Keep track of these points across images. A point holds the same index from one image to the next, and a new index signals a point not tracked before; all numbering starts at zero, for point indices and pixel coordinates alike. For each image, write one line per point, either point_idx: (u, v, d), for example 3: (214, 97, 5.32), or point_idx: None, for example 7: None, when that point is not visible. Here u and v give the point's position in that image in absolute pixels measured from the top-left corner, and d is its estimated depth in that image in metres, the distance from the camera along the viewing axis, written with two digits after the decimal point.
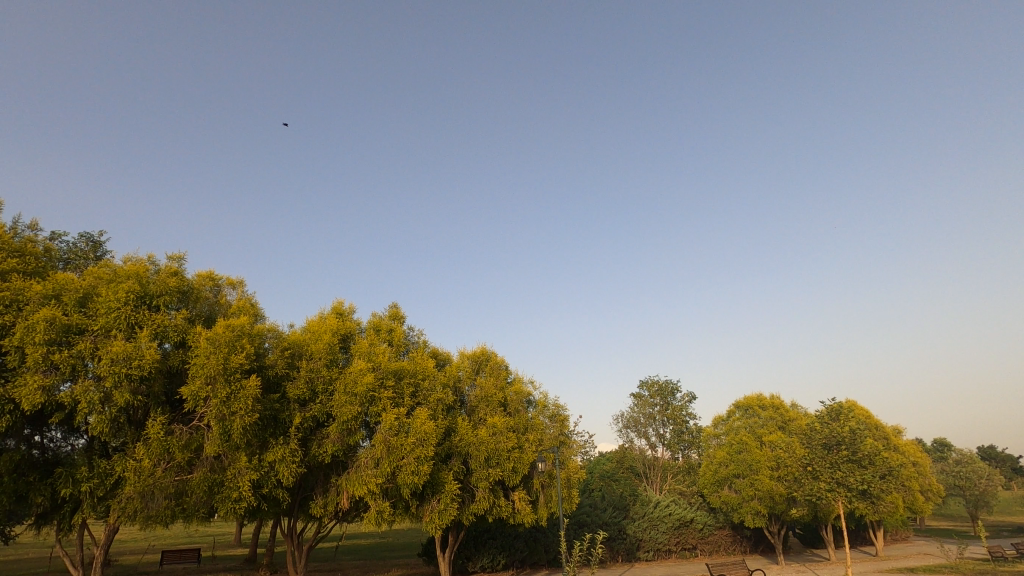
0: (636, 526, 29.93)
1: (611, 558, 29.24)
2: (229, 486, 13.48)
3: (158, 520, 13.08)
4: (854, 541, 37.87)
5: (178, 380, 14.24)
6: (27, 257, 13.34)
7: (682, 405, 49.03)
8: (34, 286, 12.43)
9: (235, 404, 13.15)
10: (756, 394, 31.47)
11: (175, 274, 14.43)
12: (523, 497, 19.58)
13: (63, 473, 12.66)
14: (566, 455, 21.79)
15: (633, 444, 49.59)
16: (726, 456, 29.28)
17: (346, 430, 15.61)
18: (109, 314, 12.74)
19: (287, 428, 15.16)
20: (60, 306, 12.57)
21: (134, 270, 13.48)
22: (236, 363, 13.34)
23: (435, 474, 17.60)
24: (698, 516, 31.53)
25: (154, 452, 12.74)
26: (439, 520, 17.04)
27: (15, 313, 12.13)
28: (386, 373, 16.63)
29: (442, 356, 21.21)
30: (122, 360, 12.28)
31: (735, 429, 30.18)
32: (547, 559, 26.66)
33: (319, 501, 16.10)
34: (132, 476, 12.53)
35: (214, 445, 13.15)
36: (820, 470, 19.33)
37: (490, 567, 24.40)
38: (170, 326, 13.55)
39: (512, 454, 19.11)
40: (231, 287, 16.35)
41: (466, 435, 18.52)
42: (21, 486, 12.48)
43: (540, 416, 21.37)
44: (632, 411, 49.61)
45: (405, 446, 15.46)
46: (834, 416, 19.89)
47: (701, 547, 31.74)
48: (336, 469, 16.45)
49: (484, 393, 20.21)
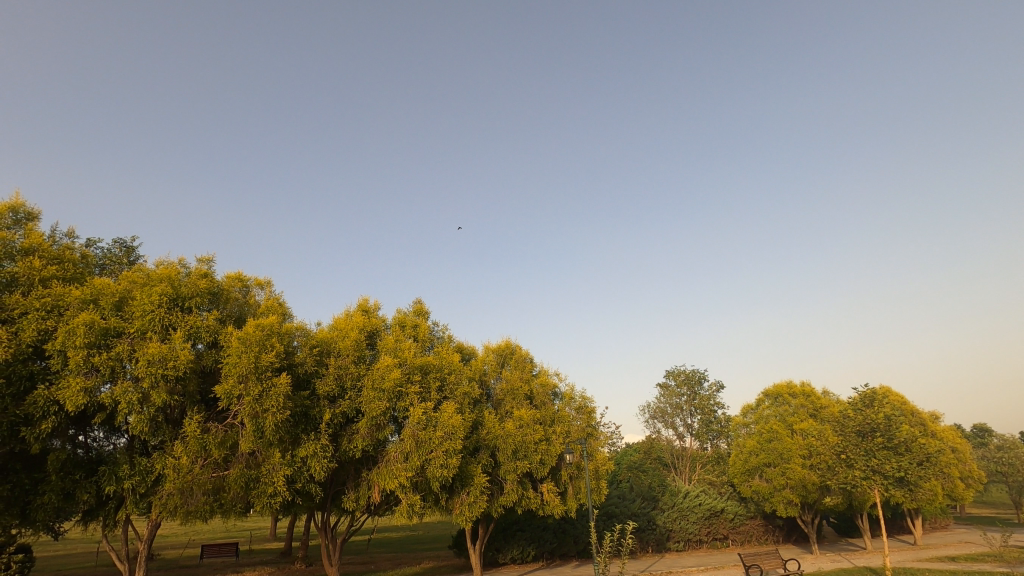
0: (665, 517, 29.84)
1: (641, 549, 29.17)
2: (264, 482, 13.79)
3: (197, 515, 13.39)
4: (892, 531, 37.03)
5: (212, 380, 14.61)
6: (65, 263, 13.69)
7: (709, 394, 48.42)
8: (73, 292, 12.84)
9: (267, 401, 13.45)
10: (786, 381, 30.91)
11: (205, 276, 14.76)
12: (552, 489, 19.62)
13: (106, 471, 13.11)
14: (593, 446, 21.75)
15: (660, 434, 49.37)
16: (756, 445, 28.87)
17: (375, 425, 15.84)
18: (144, 316, 13.13)
19: (318, 424, 15.45)
20: (98, 310, 13.00)
21: (166, 273, 13.84)
22: (267, 362, 13.62)
23: (464, 467, 17.74)
24: (728, 506, 31.16)
25: (192, 450, 13.08)
26: (469, 512, 17.19)
27: (57, 317, 12.62)
28: (412, 368, 16.78)
29: (467, 350, 21.36)
30: (158, 361, 12.64)
31: (765, 417, 29.76)
32: (577, 550, 26.70)
33: (351, 495, 16.36)
34: (171, 473, 12.90)
35: (248, 441, 13.46)
36: (854, 458, 18.92)
37: (520, 558, 24.64)
38: (202, 327, 13.92)
39: (539, 446, 19.16)
40: (260, 287, 16.63)
41: (493, 428, 18.66)
42: (68, 484, 12.96)
43: (567, 408, 21.33)
44: (658, 402, 49.39)
45: (433, 440, 15.64)
46: (868, 402, 19.37)
47: (732, 537, 31.47)
48: (366, 464, 16.70)
49: (509, 385, 20.29)
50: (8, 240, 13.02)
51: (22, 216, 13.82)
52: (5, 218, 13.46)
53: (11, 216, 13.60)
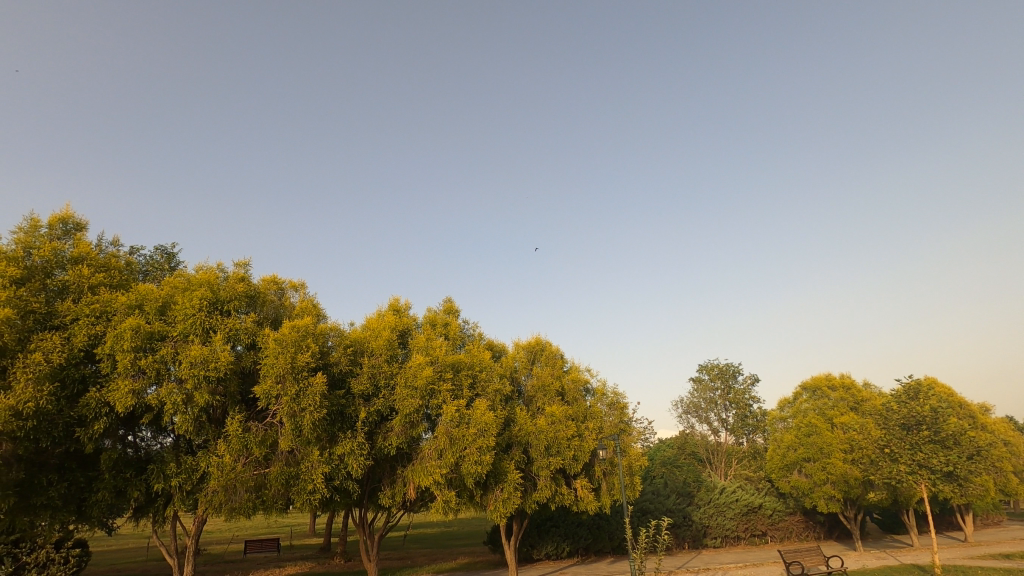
0: (701, 513, 29.50)
1: (677, 545, 28.92)
2: (304, 479, 14.15)
3: (241, 512, 13.79)
4: (941, 527, 35.70)
5: (251, 380, 15.03)
6: (112, 271, 14.27)
7: (745, 388, 47.47)
8: (119, 298, 13.37)
9: (304, 400, 13.79)
10: (824, 374, 30.08)
11: (242, 280, 15.18)
12: (585, 485, 19.56)
13: (155, 469, 13.64)
14: (626, 442, 21.61)
15: (694, 429, 48.78)
16: (794, 439, 28.21)
17: (409, 422, 16.09)
18: (186, 320, 13.60)
19: (354, 422, 15.74)
20: (143, 315, 13.50)
21: (205, 278, 14.27)
22: (303, 362, 13.95)
23: (497, 464, 17.86)
24: (766, 501, 30.57)
25: (234, 449, 13.51)
26: (503, 509, 17.24)
27: (105, 322, 13.18)
28: (444, 365, 16.93)
29: (498, 348, 21.44)
30: (200, 363, 13.08)
31: (803, 411, 29.09)
32: (612, 546, 26.63)
33: (387, 492, 16.63)
34: (216, 471, 13.34)
35: (287, 440, 13.81)
36: (898, 452, 18.29)
37: (555, 554, 24.73)
38: (241, 329, 14.35)
39: (572, 442, 19.15)
40: (294, 289, 16.98)
41: (526, 425, 18.70)
42: (120, 481, 13.53)
43: (599, 403, 21.23)
44: (692, 396, 48.79)
45: (467, 437, 15.79)
46: (913, 394, 18.64)
47: (771, 533, 30.87)
48: (402, 461, 16.95)
49: (540, 382, 20.29)
50: (58, 249, 13.62)
51: (70, 227, 14.40)
52: (54, 229, 14.03)
53: (60, 227, 14.18)
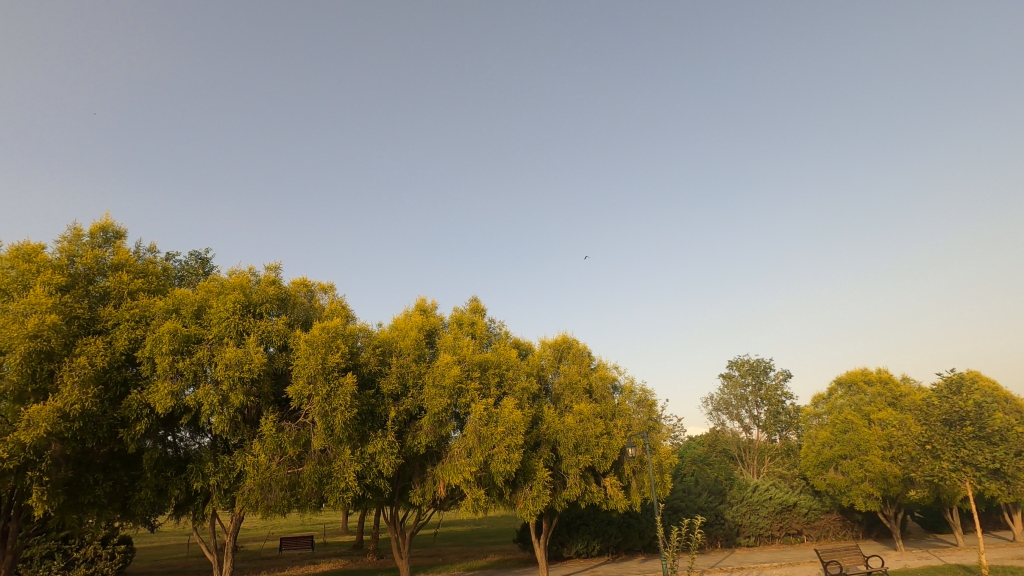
0: (734, 512, 29.02)
1: (709, 544, 28.53)
2: (337, 477, 14.42)
3: (276, 510, 14.09)
4: (987, 527, 34.41)
5: (284, 381, 15.35)
6: (150, 276, 14.73)
7: (776, 384, 46.47)
8: (157, 303, 13.81)
9: (336, 400, 14.05)
10: (860, 369, 29.23)
11: (273, 283, 15.54)
12: (615, 483, 19.43)
13: (194, 469, 14.06)
14: (655, 440, 21.40)
15: (725, 427, 48.01)
16: (830, 436, 27.51)
17: (438, 421, 16.23)
18: (221, 323, 13.97)
19: (384, 421, 15.94)
20: (180, 318, 13.91)
21: (238, 281, 14.65)
22: (334, 362, 14.20)
23: (526, 462, 17.89)
24: (801, 500, 29.91)
25: (269, 448, 13.83)
26: (533, 506, 17.26)
27: (145, 327, 13.64)
28: (471, 364, 17.02)
29: (525, 346, 21.42)
30: (235, 365, 13.42)
31: (838, 407, 28.36)
32: (643, 545, 26.42)
33: (417, 490, 16.81)
34: (252, 470, 13.66)
35: (320, 439, 14.08)
36: (940, 449, 17.66)
37: (585, 552, 24.65)
38: (273, 331, 14.69)
39: (600, 440, 19.04)
40: (323, 291, 17.26)
41: (554, 423, 18.67)
42: (161, 480, 13.99)
43: (627, 401, 21.06)
44: (721, 393, 48.01)
45: (495, 435, 15.85)
46: (954, 389, 18.00)
47: (807, 532, 30.22)
48: (431, 459, 17.11)
49: (568, 379, 20.24)
50: (100, 257, 14.11)
51: (110, 235, 14.88)
52: (95, 237, 14.52)
53: (101, 235, 14.68)
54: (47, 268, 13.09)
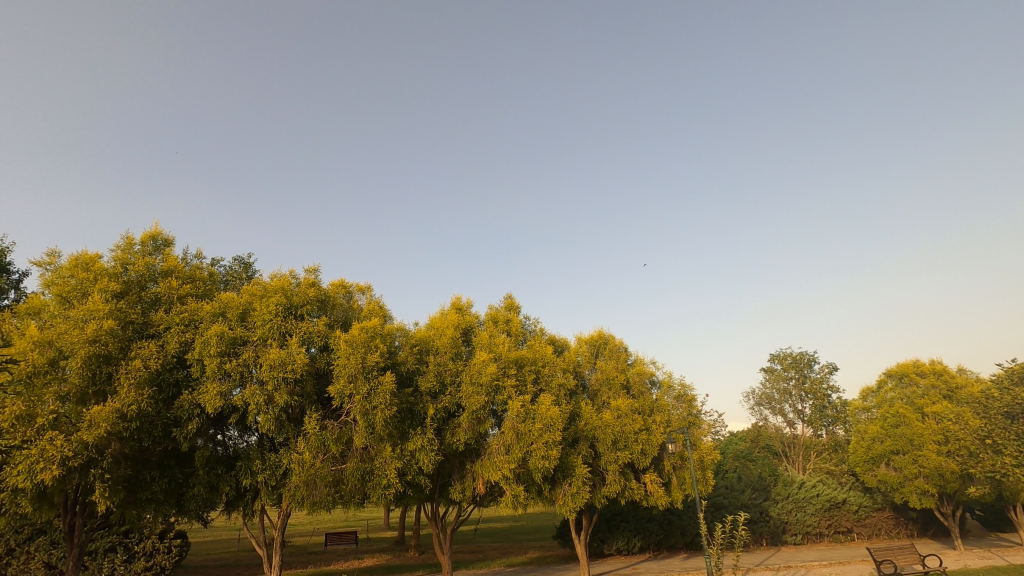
0: (779, 509, 28.29)
1: (754, 542, 27.89)
2: (379, 474, 14.72)
3: (322, 505, 14.44)
4: None
5: (326, 380, 15.74)
6: (197, 282, 15.30)
7: (822, 377, 44.96)
8: (205, 307, 14.33)
9: (375, 399, 14.31)
10: (912, 360, 27.97)
11: (314, 285, 15.91)
12: (655, 479, 19.20)
13: (243, 466, 14.57)
14: (696, 436, 21.05)
15: (768, 421, 46.88)
16: (881, 431, 26.46)
17: (476, 419, 16.37)
18: (264, 324, 14.40)
19: (423, 419, 16.11)
20: (226, 321, 14.41)
21: (279, 285, 15.06)
22: (373, 361, 14.46)
23: (564, 458, 17.83)
24: (851, 496, 28.89)
25: (313, 445, 14.19)
26: (573, 503, 17.22)
27: (194, 330, 14.19)
28: (507, 362, 17.06)
29: (560, 342, 21.31)
30: (279, 365, 13.82)
31: (889, 400, 27.32)
32: (685, 542, 26.05)
33: (457, 487, 16.97)
34: (297, 467, 14.02)
35: (361, 437, 14.40)
36: (1002, 443, 16.76)
37: (626, 549, 24.47)
38: (314, 332, 15.08)
39: (640, 436, 18.80)
40: (361, 291, 17.59)
41: (592, 419, 18.55)
42: (213, 477, 14.55)
43: (666, 396, 20.74)
44: (763, 387, 46.86)
45: (533, 432, 15.86)
46: (1017, 380, 17.06)
47: (857, 530, 29.23)
48: (470, 456, 17.25)
49: (605, 375, 20.08)
50: (151, 264, 14.71)
51: (160, 243, 15.46)
52: (146, 245, 15.11)
53: (151, 243, 15.27)
54: (103, 276, 13.74)
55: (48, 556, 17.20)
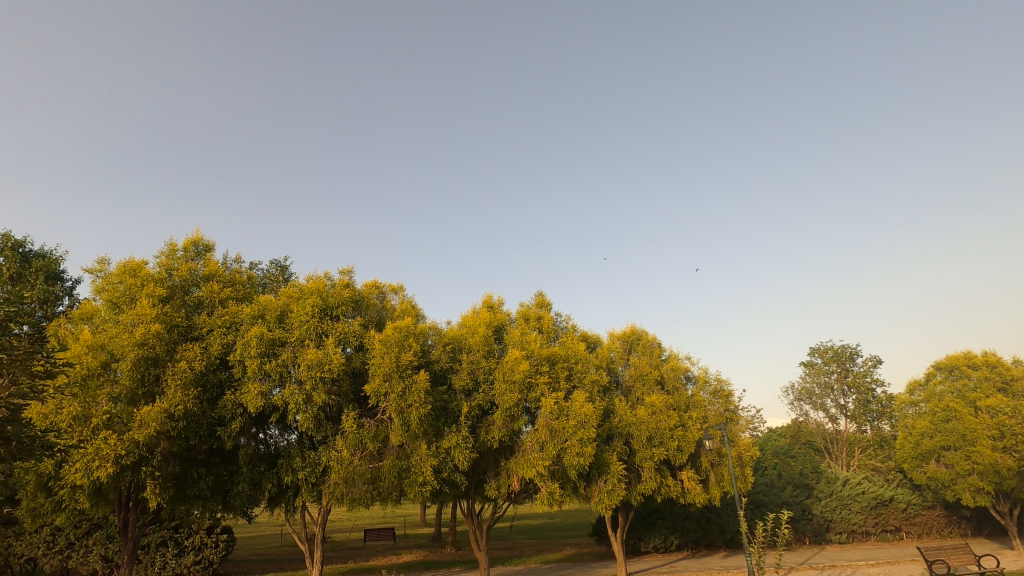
0: (822, 507, 27.50)
1: (796, 540, 27.20)
2: (415, 471, 14.90)
3: (360, 502, 14.71)
4: None
5: (362, 380, 16.04)
6: (237, 285, 15.74)
7: (865, 371, 43.46)
8: (245, 309, 14.77)
9: (410, 397, 14.51)
10: (962, 352, 26.78)
11: (348, 286, 16.21)
12: (692, 476, 18.91)
13: (284, 463, 14.96)
14: (733, 431, 20.65)
15: (808, 417, 45.59)
16: (930, 425, 25.44)
17: (510, 416, 16.41)
18: (302, 326, 14.76)
19: (457, 416, 16.24)
20: (265, 323, 14.82)
21: (315, 286, 15.41)
22: (407, 360, 14.65)
23: (599, 455, 17.72)
24: (898, 494, 27.87)
25: (351, 443, 14.47)
26: (608, 500, 17.12)
27: (235, 332, 14.63)
28: (540, 359, 17.03)
29: (593, 339, 21.17)
30: (316, 365, 14.14)
31: (938, 394, 26.25)
32: (724, 540, 25.60)
33: (493, 484, 17.05)
34: (336, 465, 14.33)
35: (397, 435, 14.62)
36: None
37: (663, 547, 24.19)
38: (350, 332, 15.37)
39: (675, 433, 18.55)
40: (394, 292, 17.82)
41: (626, 416, 18.37)
42: (256, 474, 14.98)
43: (702, 392, 20.41)
44: (803, 382, 45.57)
45: (568, 429, 15.82)
46: None
47: (906, 529, 28.18)
48: (505, 453, 17.30)
49: (639, 371, 19.87)
50: (193, 269, 15.22)
51: (201, 248, 15.97)
52: (188, 251, 15.64)
53: (193, 249, 15.80)
54: (149, 282, 14.31)
55: (105, 550, 18.04)
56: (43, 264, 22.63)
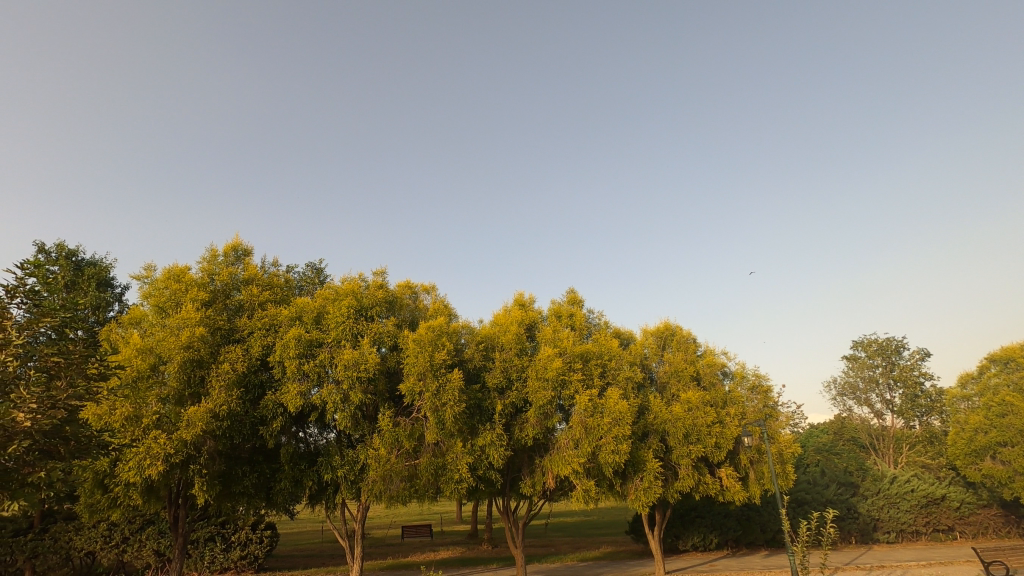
0: (869, 505, 26.59)
1: (842, 539, 26.37)
2: (451, 469, 15.04)
3: (398, 499, 14.92)
4: None
5: (397, 379, 16.29)
6: (275, 288, 16.16)
7: (913, 364, 41.79)
8: (283, 311, 15.18)
9: (444, 395, 14.67)
10: (1019, 343, 25.52)
11: (381, 287, 16.48)
12: (731, 474, 18.53)
13: (324, 461, 15.32)
14: (773, 428, 20.19)
15: (852, 412, 44.15)
16: (984, 420, 24.40)
17: (543, 414, 16.40)
18: (338, 326, 15.07)
19: (492, 414, 16.34)
20: (303, 324, 15.19)
21: (350, 288, 15.72)
22: (441, 359, 14.81)
23: (635, 452, 17.56)
24: (951, 492, 26.74)
25: (387, 442, 14.72)
26: (645, 498, 16.94)
27: (274, 333, 15.05)
28: (573, 356, 16.97)
29: (626, 335, 20.96)
30: (353, 365, 14.42)
31: (992, 387, 25.21)
32: (766, 539, 25.04)
33: (528, 481, 17.08)
34: (374, 462, 14.59)
35: (432, 433, 14.80)
36: None
37: (702, 546, 23.81)
38: (384, 332, 15.63)
39: (712, 429, 18.21)
40: (426, 292, 18.01)
41: (661, 412, 18.12)
42: (298, 472, 15.38)
43: (739, 387, 19.99)
44: (846, 376, 44.14)
45: (602, 426, 15.73)
46: None
47: (960, 529, 27.03)
48: (539, 451, 17.32)
49: (673, 367, 19.58)
50: (233, 274, 15.71)
51: (240, 253, 16.47)
52: (229, 256, 16.14)
53: (233, 253, 16.29)
54: (193, 286, 14.83)
55: (157, 544, 18.89)
56: (95, 271, 23.72)
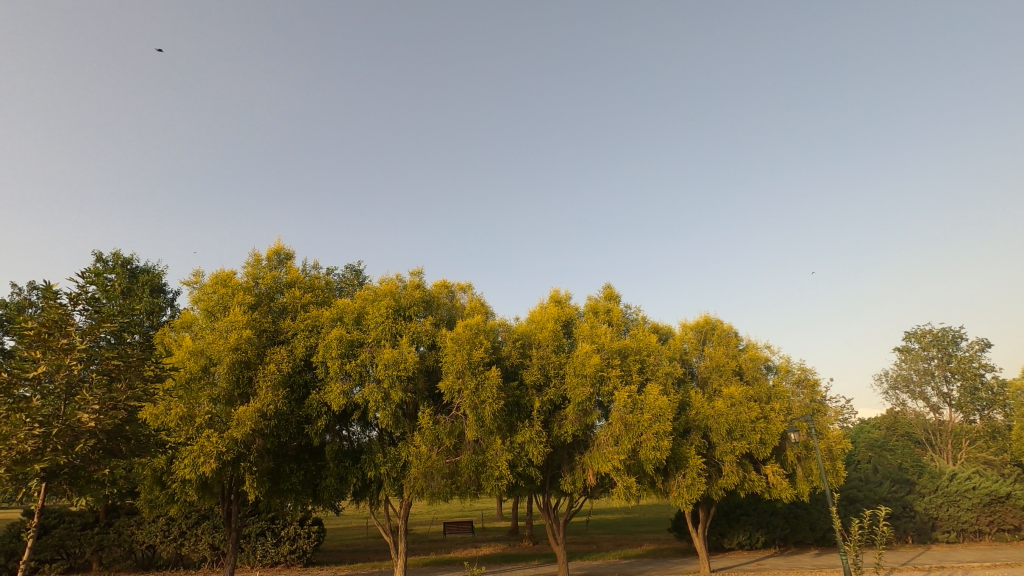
0: (926, 503, 25.42)
1: (898, 539, 25.32)
2: (491, 466, 15.12)
3: (440, 496, 15.11)
4: None
5: (436, 377, 16.49)
6: (316, 290, 16.58)
7: (971, 355, 39.68)
8: (324, 313, 15.56)
9: (483, 393, 14.78)
10: None
11: (418, 287, 16.68)
12: (778, 471, 18.03)
13: (367, 458, 15.64)
14: (821, 423, 19.53)
15: (906, 406, 42.29)
16: None
17: (582, 411, 16.32)
18: (378, 327, 15.35)
19: (530, 411, 16.38)
20: (344, 325, 15.53)
21: (388, 289, 15.98)
22: (479, 357, 14.91)
23: (677, 449, 17.29)
24: (1016, 490, 25.33)
25: (428, 439, 14.92)
26: (688, 495, 16.63)
27: (317, 334, 15.45)
28: (611, 352, 16.83)
29: (664, 330, 20.62)
30: (392, 364, 14.64)
31: None
32: (816, 538, 24.28)
33: (568, 478, 17.04)
34: (415, 459, 14.82)
35: (472, 430, 14.94)
36: None
37: (749, 544, 23.27)
38: (422, 332, 15.84)
39: (757, 425, 17.73)
40: (462, 290, 18.15)
41: (703, 408, 17.73)
42: (342, 469, 15.76)
43: (784, 382, 19.44)
44: (899, 368, 42.28)
45: (643, 422, 15.51)
46: None
47: None
48: (579, 447, 17.26)
49: (715, 362, 19.15)
50: (277, 278, 16.23)
51: (282, 257, 16.96)
52: (272, 260, 16.67)
53: (276, 257, 16.81)
54: (239, 290, 15.36)
55: (212, 538, 19.68)
56: (149, 278, 24.86)
